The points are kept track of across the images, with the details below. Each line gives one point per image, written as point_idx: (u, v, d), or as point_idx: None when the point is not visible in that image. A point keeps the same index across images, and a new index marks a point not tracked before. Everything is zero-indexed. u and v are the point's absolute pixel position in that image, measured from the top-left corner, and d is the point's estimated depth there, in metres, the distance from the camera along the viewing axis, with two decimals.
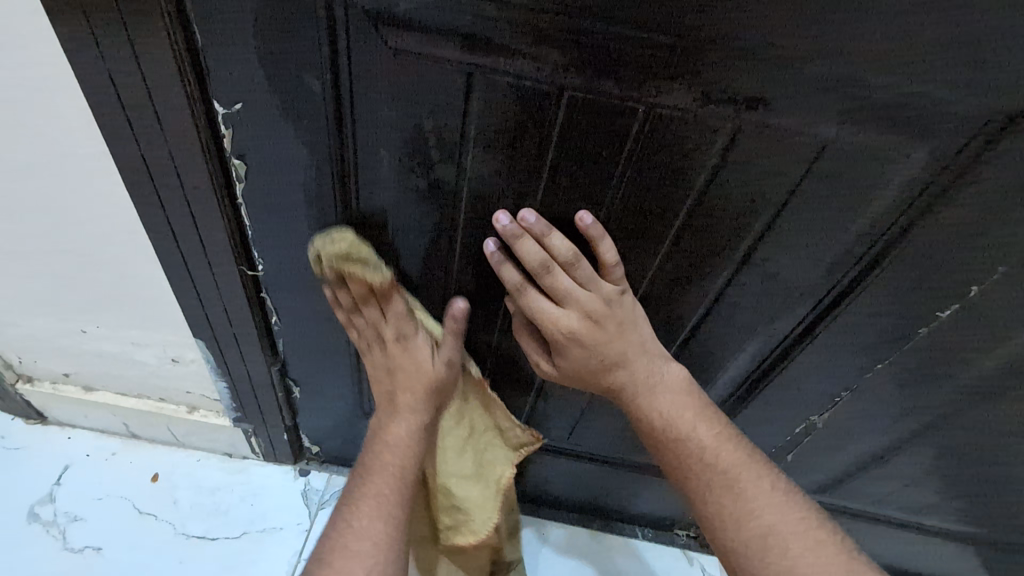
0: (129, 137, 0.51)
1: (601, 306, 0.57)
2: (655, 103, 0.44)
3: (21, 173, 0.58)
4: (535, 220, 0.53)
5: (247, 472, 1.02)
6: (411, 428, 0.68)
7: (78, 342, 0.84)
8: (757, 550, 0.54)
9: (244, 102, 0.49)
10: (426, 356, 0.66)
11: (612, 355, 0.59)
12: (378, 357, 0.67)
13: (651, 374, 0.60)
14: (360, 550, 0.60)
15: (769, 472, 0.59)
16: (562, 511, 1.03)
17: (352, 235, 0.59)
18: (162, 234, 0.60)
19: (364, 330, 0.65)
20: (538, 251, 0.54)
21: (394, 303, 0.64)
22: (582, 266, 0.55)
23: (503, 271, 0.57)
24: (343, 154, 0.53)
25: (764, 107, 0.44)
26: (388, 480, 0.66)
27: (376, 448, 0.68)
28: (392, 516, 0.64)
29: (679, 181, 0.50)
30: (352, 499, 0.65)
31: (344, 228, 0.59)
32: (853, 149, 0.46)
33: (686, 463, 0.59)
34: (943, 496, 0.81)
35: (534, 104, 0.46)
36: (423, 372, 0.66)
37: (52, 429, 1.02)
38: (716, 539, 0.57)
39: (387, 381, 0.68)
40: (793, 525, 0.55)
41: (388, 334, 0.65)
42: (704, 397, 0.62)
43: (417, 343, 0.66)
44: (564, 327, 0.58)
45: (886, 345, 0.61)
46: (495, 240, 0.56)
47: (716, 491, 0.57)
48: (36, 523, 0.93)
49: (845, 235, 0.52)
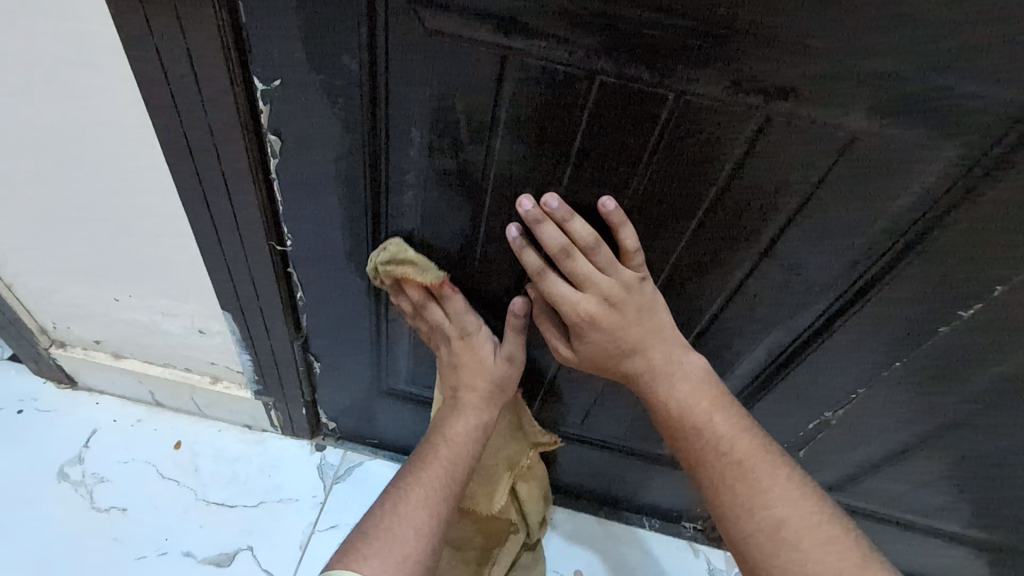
0: (172, 110, 0.53)
1: (620, 291, 0.58)
2: (685, 90, 0.45)
3: (67, 141, 0.61)
4: (557, 206, 0.53)
5: (265, 444, 1.05)
6: (472, 424, 0.71)
7: (110, 310, 0.87)
8: (767, 540, 0.55)
9: (284, 79, 0.51)
10: (488, 353, 0.71)
11: (631, 342, 0.60)
12: (445, 353, 0.72)
13: (669, 361, 0.61)
14: (404, 536, 0.61)
15: (783, 463, 0.59)
16: (571, 497, 1.04)
17: (399, 241, 0.63)
18: (198, 206, 0.63)
19: (429, 330, 0.72)
20: (560, 236, 0.54)
21: (453, 302, 0.68)
22: (602, 251, 0.55)
23: (525, 256, 0.58)
24: (376, 134, 0.54)
25: (795, 98, 0.44)
26: (439, 473, 0.67)
27: (433, 438, 0.71)
28: (434, 508, 0.65)
29: (703, 171, 0.50)
30: (399, 486, 0.66)
31: (394, 238, 0.64)
32: (882, 144, 0.46)
33: (701, 450, 0.60)
34: (954, 499, 0.80)
35: (565, 88, 0.47)
36: (486, 370, 0.71)
37: (82, 394, 1.06)
38: (727, 528, 0.58)
39: (453, 377, 0.72)
40: (804, 519, 0.55)
41: (453, 332, 0.69)
42: (723, 387, 0.63)
43: (480, 340, 0.70)
44: (583, 312, 0.59)
45: (905, 343, 0.61)
46: (517, 227, 0.57)
47: (730, 479, 0.58)
48: (65, 482, 0.97)
49: (869, 230, 0.52)
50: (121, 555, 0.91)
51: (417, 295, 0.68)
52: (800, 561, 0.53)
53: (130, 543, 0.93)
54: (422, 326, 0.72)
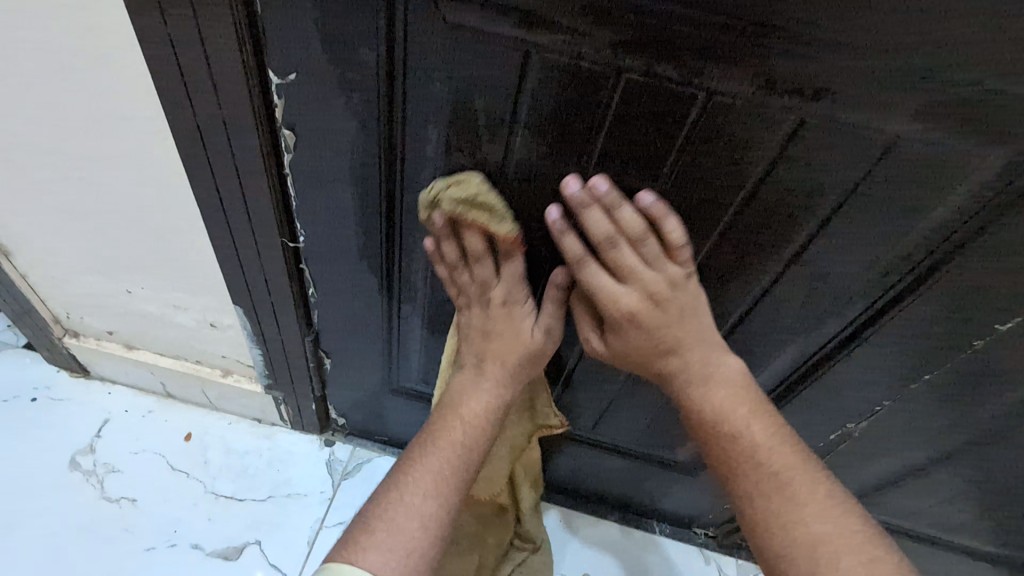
0: (185, 102, 0.52)
1: (665, 288, 0.55)
2: (715, 90, 0.43)
3: (81, 133, 0.60)
4: (607, 189, 0.50)
5: (274, 439, 1.05)
6: (490, 403, 0.65)
7: (122, 302, 0.87)
8: (804, 561, 0.49)
9: (299, 72, 0.49)
10: (527, 326, 0.64)
11: (668, 340, 0.57)
12: (477, 316, 0.65)
13: (705, 363, 0.57)
14: (409, 527, 0.56)
15: (826, 479, 0.53)
16: (581, 500, 1.03)
17: (479, 178, 0.54)
18: (210, 199, 0.62)
19: (469, 286, 0.63)
20: (606, 224, 0.52)
21: (512, 264, 0.61)
22: (649, 244, 0.53)
23: (565, 241, 0.54)
24: (392, 130, 0.53)
25: (832, 99, 0.42)
26: (450, 458, 0.62)
27: (445, 415, 0.64)
28: (444, 497, 0.59)
29: (732, 174, 0.48)
30: (406, 468, 0.61)
31: (472, 171, 0.54)
32: (921, 149, 0.43)
33: (734, 458, 0.55)
34: (977, 515, 0.78)
35: (589, 86, 0.45)
36: (523, 343, 0.64)
37: (94, 384, 1.07)
38: (758, 543, 0.52)
39: (481, 344, 0.65)
40: (847, 538, 0.49)
41: (496, 296, 0.63)
42: (763, 397, 0.58)
43: (520, 311, 0.64)
44: (623, 308, 0.56)
45: (935, 356, 0.59)
46: (559, 207, 0.53)
47: (766, 493, 0.52)
48: (76, 471, 0.97)
49: (903, 240, 0.50)
50: (129, 547, 0.91)
51: (477, 245, 0.59)
52: None
53: (138, 535, 0.92)
54: (459, 279, 0.63)
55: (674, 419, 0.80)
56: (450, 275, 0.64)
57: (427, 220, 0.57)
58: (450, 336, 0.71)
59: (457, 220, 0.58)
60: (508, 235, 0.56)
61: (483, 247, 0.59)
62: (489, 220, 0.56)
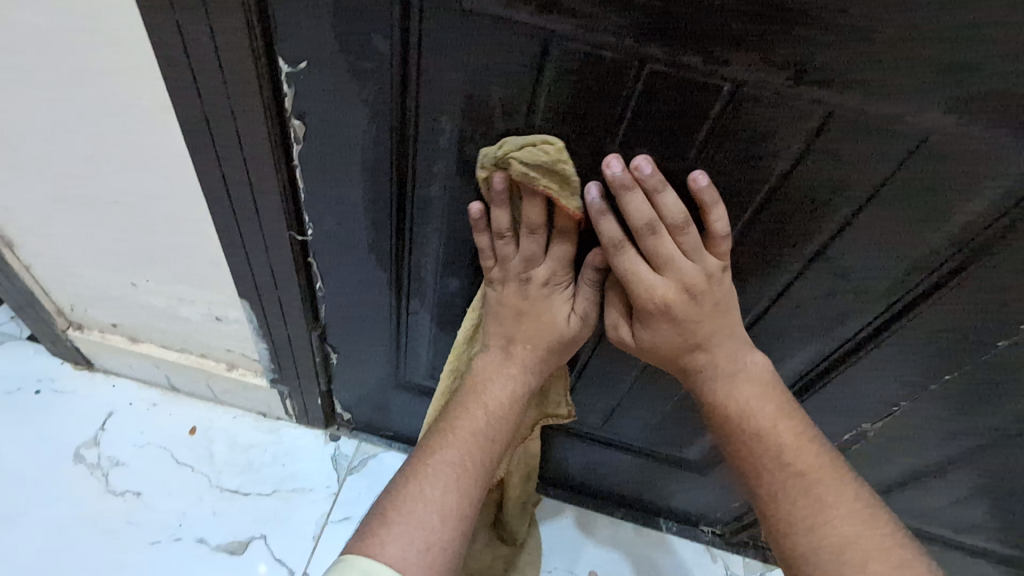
0: (193, 91, 0.51)
1: (701, 281, 0.52)
2: (742, 81, 0.42)
3: (86, 122, 0.59)
4: (650, 172, 0.47)
5: (280, 433, 1.04)
6: (512, 392, 0.63)
7: (127, 294, 0.86)
8: (829, 561, 0.49)
9: (310, 61, 0.48)
10: (562, 312, 0.61)
11: (700, 335, 0.55)
12: (512, 295, 0.60)
13: (733, 360, 0.56)
14: (429, 519, 0.55)
15: (851, 480, 0.53)
16: (588, 497, 1.02)
17: (560, 147, 0.48)
18: (218, 191, 0.61)
19: (511, 261, 0.58)
20: (647, 209, 0.49)
21: (560, 245, 0.56)
22: (690, 233, 0.50)
23: (602, 223, 0.51)
24: (405, 122, 0.51)
25: (864, 91, 0.40)
26: (470, 448, 0.60)
27: (467, 403, 0.63)
28: (465, 489, 0.58)
29: (756, 168, 0.47)
30: (427, 457, 0.60)
31: (553, 137, 0.48)
32: (954, 144, 0.42)
33: (760, 458, 0.54)
34: (990, 517, 0.78)
35: (610, 76, 0.44)
36: (556, 328, 0.61)
37: (98, 376, 1.06)
38: (781, 544, 0.52)
39: (512, 326, 0.62)
40: (867, 541, 0.49)
41: (538, 276, 0.58)
42: (789, 395, 0.57)
43: (557, 295, 0.60)
44: (658, 299, 0.53)
45: (956, 357, 0.58)
46: (599, 187, 0.50)
47: (791, 493, 0.52)
48: (81, 464, 0.96)
49: (930, 238, 0.49)
50: (134, 540, 0.91)
51: (535, 217, 0.53)
52: None
53: (144, 529, 0.92)
54: (502, 250, 0.57)
55: (685, 417, 0.79)
56: (492, 244, 0.58)
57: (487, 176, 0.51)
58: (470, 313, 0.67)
59: (518, 186, 0.52)
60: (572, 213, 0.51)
61: (538, 221, 0.54)
62: (556, 192, 0.50)
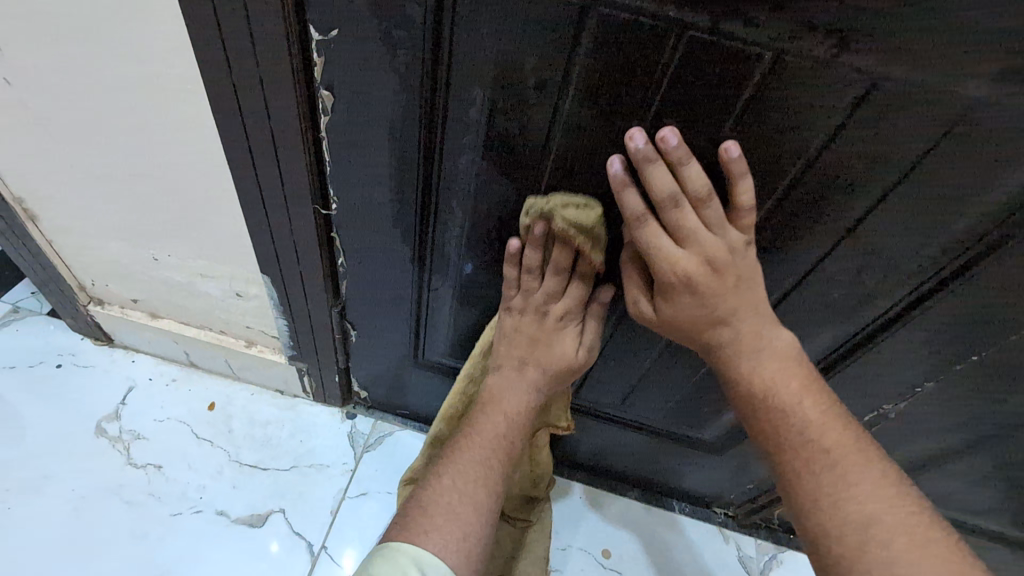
0: (223, 59, 0.51)
1: (724, 253, 0.51)
2: (784, 50, 0.41)
3: (113, 92, 0.59)
4: (676, 143, 0.46)
5: (297, 410, 1.05)
6: (529, 401, 0.67)
7: (148, 269, 0.86)
8: (855, 540, 0.46)
9: (341, 28, 0.48)
10: (571, 344, 0.66)
11: (723, 310, 0.54)
12: (530, 325, 0.66)
13: (757, 337, 0.55)
14: (465, 511, 0.57)
15: (880, 458, 0.51)
16: (601, 477, 1.03)
17: (598, 209, 0.56)
18: (243, 162, 0.60)
19: (534, 294, 0.64)
20: (670, 181, 0.48)
21: (577, 286, 0.64)
22: (714, 205, 0.49)
23: (625, 196, 0.50)
24: (434, 93, 0.51)
25: (908, 59, 0.40)
26: (496, 450, 0.63)
27: (488, 410, 0.66)
28: (494, 487, 0.61)
29: (792, 141, 0.47)
30: (454, 458, 0.62)
31: (593, 199, 0.56)
32: (997, 116, 0.41)
33: (784, 436, 0.52)
34: (1007, 500, 0.78)
35: (648, 45, 0.43)
36: (566, 356, 0.66)
37: (118, 352, 1.07)
38: (806, 523, 0.50)
39: (526, 350, 0.66)
40: (903, 517, 0.47)
41: (554, 312, 0.65)
42: (815, 372, 0.56)
43: (568, 330, 0.66)
44: (680, 270, 0.52)
45: (983, 338, 0.57)
46: (621, 160, 0.50)
47: (815, 471, 0.50)
48: (102, 437, 0.98)
49: (967, 214, 0.48)
50: (155, 512, 0.92)
51: (562, 260, 0.61)
52: (896, 564, 0.44)
53: (165, 501, 0.93)
54: (527, 283, 0.63)
55: (703, 397, 0.79)
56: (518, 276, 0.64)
57: (526, 223, 0.59)
58: (482, 341, 0.72)
59: (553, 235, 0.60)
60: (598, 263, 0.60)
61: (565, 265, 0.61)
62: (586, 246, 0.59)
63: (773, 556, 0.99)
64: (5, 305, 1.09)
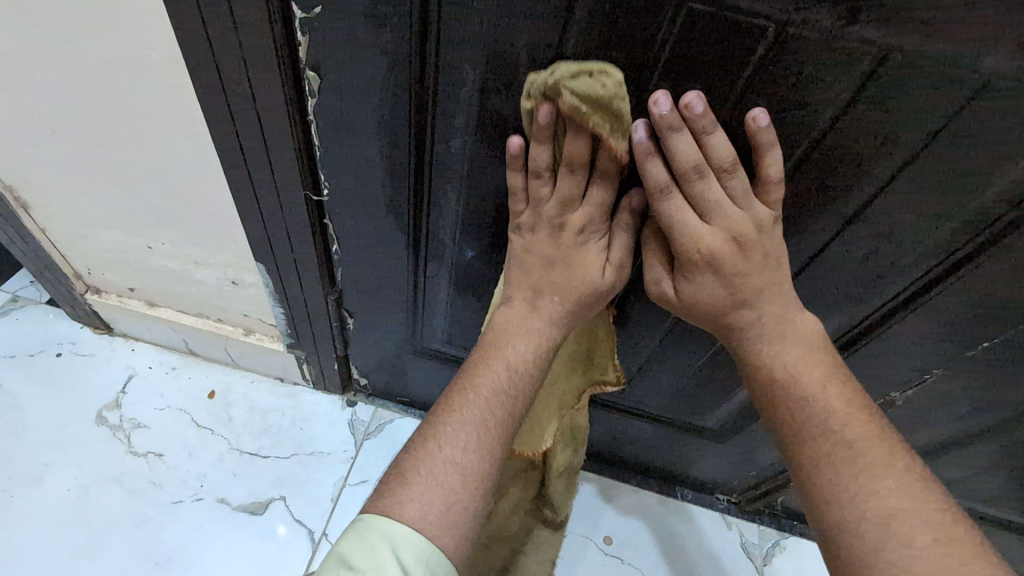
0: (203, 40, 0.49)
1: (750, 230, 0.49)
2: (790, 22, 0.39)
3: (95, 76, 0.57)
4: (702, 110, 0.44)
5: (297, 398, 1.05)
6: (539, 345, 0.56)
7: (142, 257, 0.85)
8: (876, 538, 0.44)
9: (325, 6, 0.45)
10: (596, 265, 0.56)
11: (746, 292, 0.52)
12: (543, 241, 0.56)
13: (781, 321, 0.53)
14: (449, 480, 0.49)
15: (902, 451, 0.48)
16: (603, 465, 1.03)
17: (618, 78, 0.44)
18: (230, 146, 0.59)
19: (545, 203, 0.54)
20: (694, 150, 0.46)
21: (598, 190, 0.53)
22: (738, 176, 0.47)
23: (649, 165, 0.48)
24: (425, 72, 0.49)
25: (922, 30, 0.37)
26: (492, 405, 0.54)
27: (488, 358, 0.56)
28: (486, 450, 0.52)
29: (798, 119, 0.45)
30: (442, 416, 0.53)
31: (610, 66, 0.43)
32: (1017, 91, 0.39)
33: (804, 427, 0.50)
34: (1013, 487, 0.77)
35: (646, 18, 0.41)
36: (588, 278, 0.56)
37: (118, 340, 1.07)
38: (818, 518, 0.48)
39: (539, 275, 0.57)
40: (923, 513, 0.44)
41: (572, 223, 0.54)
42: (840, 360, 0.53)
43: (590, 247, 0.56)
44: (705, 248, 0.50)
45: (994, 325, 0.56)
46: (646, 126, 0.47)
47: (837, 465, 0.48)
48: (103, 426, 0.98)
49: (983, 194, 0.46)
50: (157, 499, 0.92)
51: (579, 156, 0.49)
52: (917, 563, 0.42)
53: (166, 488, 0.93)
54: (536, 191, 0.53)
55: (706, 384, 0.78)
56: (527, 185, 0.54)
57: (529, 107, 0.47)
58: (500, 278, 0.64)
59: (564, 120, 0.48)
60: (620, 153, 0.48)
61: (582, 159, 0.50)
62: (605, 130, 0.46)
63: (776, 543, 0.98)
64: (5, 294, 1.09)
